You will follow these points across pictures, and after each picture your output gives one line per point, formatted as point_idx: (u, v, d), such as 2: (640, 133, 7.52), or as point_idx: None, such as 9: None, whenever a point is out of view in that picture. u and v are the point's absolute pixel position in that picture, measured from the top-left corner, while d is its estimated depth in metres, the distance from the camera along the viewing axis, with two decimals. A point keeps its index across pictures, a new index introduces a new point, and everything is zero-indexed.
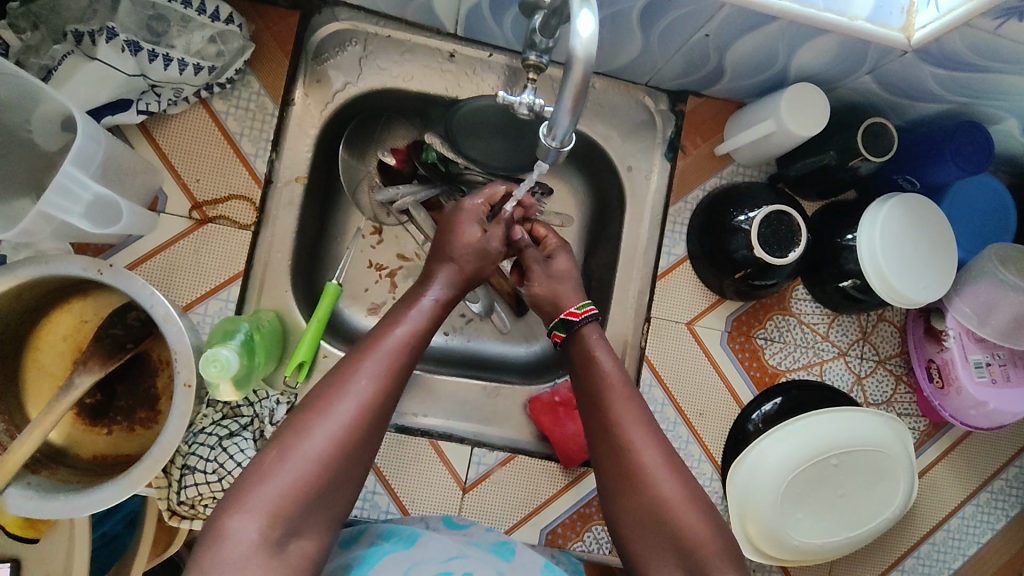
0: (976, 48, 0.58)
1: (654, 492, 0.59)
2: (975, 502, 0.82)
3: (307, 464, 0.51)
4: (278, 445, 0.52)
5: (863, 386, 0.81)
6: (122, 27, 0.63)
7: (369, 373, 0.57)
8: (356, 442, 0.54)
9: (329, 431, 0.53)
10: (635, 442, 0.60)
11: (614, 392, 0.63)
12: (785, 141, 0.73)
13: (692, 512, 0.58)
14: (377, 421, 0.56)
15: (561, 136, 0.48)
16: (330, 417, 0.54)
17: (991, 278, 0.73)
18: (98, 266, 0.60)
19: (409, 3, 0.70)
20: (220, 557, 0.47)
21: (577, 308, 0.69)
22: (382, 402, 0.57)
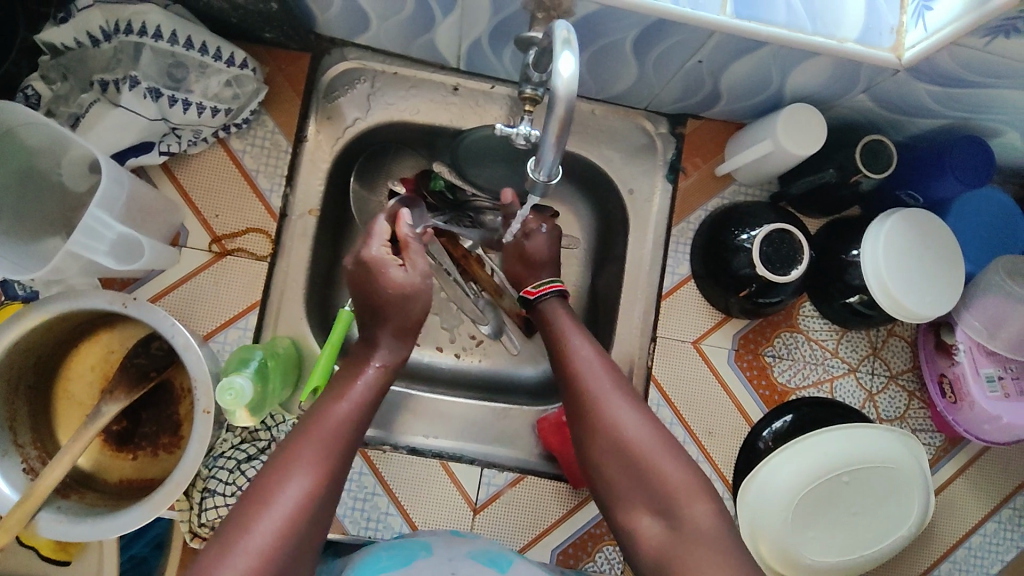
0: (965, 64, 0.59)
1: (625, 442, 0.60)
2: (996, 519, 0.80)
3: (250, 564, 0.49)
4: (215, 546, 0.50)
5: (875, 402, 0.80)
6: (143, 75, 0.66)
7: (312, 457, 0.55)
8: (303, 529, 0.52)
9: (270, 521, 0.51)
10: (607, 408, 0.62)
11: (590, 383, 0.64)
12: (784, 160, 0.74)
13: (663, 452, 0.60)
14: (322, 505, 0.54)
15: (549, 168, 0.50)
16: (272, 509, 0.52)
17: (998, 291, 0.72)
18: (122, 300, 0.63)
19: (414, 41, 0.74)
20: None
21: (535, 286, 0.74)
22: (325, 487, 0.55)
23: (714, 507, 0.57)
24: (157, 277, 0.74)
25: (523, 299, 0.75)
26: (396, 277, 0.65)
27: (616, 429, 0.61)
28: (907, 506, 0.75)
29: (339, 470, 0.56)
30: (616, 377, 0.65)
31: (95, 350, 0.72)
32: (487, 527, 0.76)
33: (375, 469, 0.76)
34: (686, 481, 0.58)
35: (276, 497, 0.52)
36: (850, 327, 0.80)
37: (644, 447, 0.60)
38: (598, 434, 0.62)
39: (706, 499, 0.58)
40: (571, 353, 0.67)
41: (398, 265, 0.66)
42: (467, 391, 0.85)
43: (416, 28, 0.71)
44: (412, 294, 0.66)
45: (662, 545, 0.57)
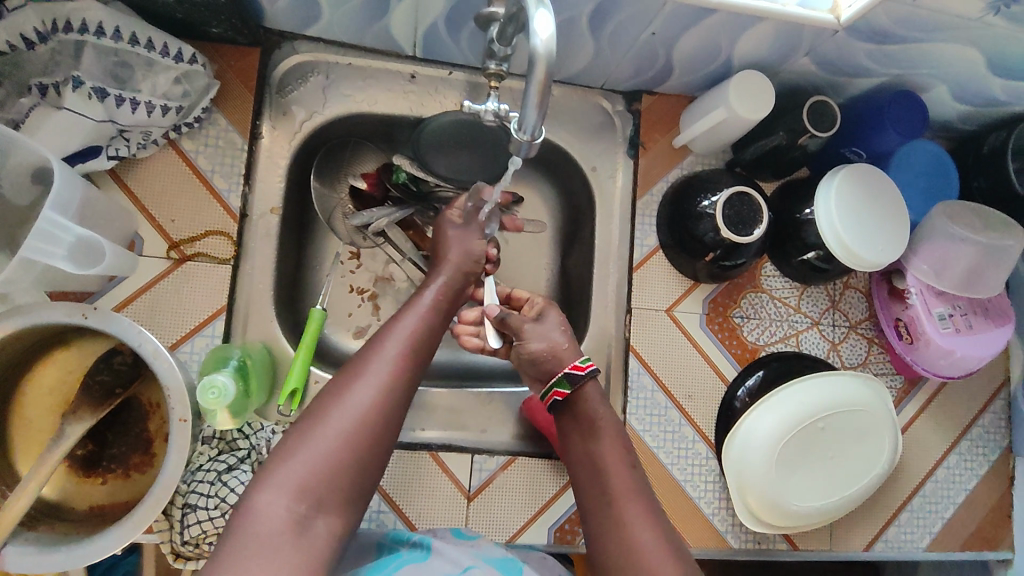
0: (899, 21, 0.63)
1: (634, 548, 0.56)
2: (958, 451, 0.86)
3: (334, 445, 0.52)
4: (299, 428, 0.54)
5: (839, 352, 0.84)
6: (86, 75, 0.63)
7: (391, 354, 0.59)
8: (382, 419, 0.55)
9: (347, 415, 0.54)
10: (628, 519, 0.58)
11: (615, 481, 0.60)
12: (737, 126, 0.77)
13: (667, 562, 0.55)
14: (399, 400, 0.57)
15: (531, 129, 0.50)
16: (355, 396, 0.55)
17: (942, 234, 0.77)
18: (82, 310, 0.59)
19: (369, 28, 0.73)
20: (249, 534, 0.48)
21: (580, 363, 0.67)
22: (406, 378, 0.58)
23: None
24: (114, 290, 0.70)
25: (565, 377, 0.66)
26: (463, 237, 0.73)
27: (626, 536, 0.57)
28: (877, 444, 0.79)
29: (417, 374, 0.60)
30: (640, 480, 0.61)
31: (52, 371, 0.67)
32: (482, 514, 0.76)
33: None
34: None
35: (356, 386, 0.56)
36: (810, 283, 0.83)
37: (647, 552, 0.56)
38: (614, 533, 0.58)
39: None
40: (602, 436, 0.64)
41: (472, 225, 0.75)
42: (446, 377, 0.85)
43: (371, 15, 0.70)
44: (457, 248, 0.72)
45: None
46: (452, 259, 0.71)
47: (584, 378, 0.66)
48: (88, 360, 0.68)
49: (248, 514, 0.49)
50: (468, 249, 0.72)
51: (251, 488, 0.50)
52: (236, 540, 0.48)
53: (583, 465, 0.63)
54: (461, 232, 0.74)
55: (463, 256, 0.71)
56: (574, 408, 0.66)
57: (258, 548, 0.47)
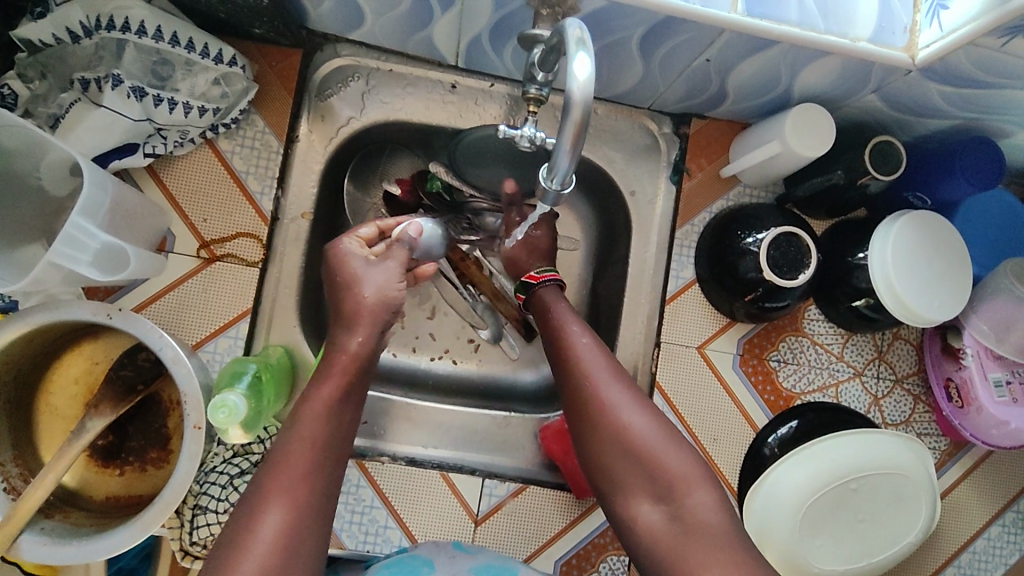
0: (979, 65, 0.58)
1: (604, 409, 0.60)
2: (1001, 522, 0.80)
3: (269, 546, 0.49)
4: (227, 545, 0.49)
5: (880, 407, 0.79)
6: (127, 73, 0.63)
7: (287, 495, 0.51)
8: (301, 525, 0.51)
9: (276, 512, 0.50)
10: (599, 384, 0.61)
11: (582, 364, 0.62)
12: (791, 162, 0.72)
13: (662, 441, 0.58)
14: (308, 522, 0.51)
15: (562, 177, 0.47)
16: (251, 559, 0.48)
17: (1008, 295, 0.71)
18: (107, 311, 0.60)
19: (410, 37, 0.71)
20: None
21: (538, 272, 0.73)
22: (306, 516, 0.51)
23: (716, 497, 0.56)
24: (144, 286, 0.70)
25: (522, 285, 0.74)
26: (374, 280, 0.61)
27: (618, 419, 0.59)
28: (908, 509, 0.74)
29: (323, 502, 0.53)
30: (615, 366, 0.62)
31: (80, 359, 0.69)
32: (488, 539, 0.74)
33: (373, 481, 0.74)
34: (685, 467, 0.57)
35: (279, 473, 0.52)
36: (855, 330, 0.78)
37: (646, 436, 0.58)
38: (597, 424, 0.60)
39: (709, 489, 0.56)
40: (570, 355, 0.64)
41: (366, 257, 0.63)
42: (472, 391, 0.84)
43: (413, 24, 0.68)
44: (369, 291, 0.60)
45: (664, 540, 0.55)
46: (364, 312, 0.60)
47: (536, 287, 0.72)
48: (113, 351, 0.69)
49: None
50: (383, 292, 0.61)
51: None
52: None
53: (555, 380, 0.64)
54: (377, 265, 0.63)
55: (377, 301, 0.60)
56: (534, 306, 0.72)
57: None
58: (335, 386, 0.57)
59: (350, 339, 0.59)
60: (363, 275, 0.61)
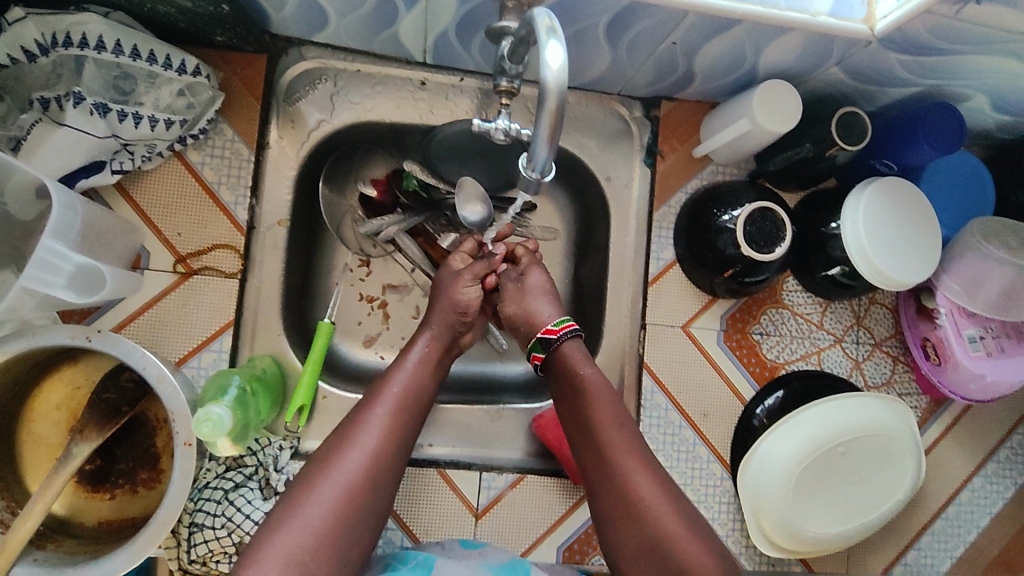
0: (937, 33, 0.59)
1: (637, 499, 0.59)
2: (984, 473, 0.83)
3: (377, 439, 0.58)
4: (338, 437, 0.58)
5: (862, 370, 0.81)
6: (88, 90, 0.61)
7: (378, 425, 0.59)
8: (402, 432, 0.60)
9: (384, 416, 0.60)
10: (631, 473, 0.60)
11: (612, 437, 0.62)
12: (761, 138, 0.73)
13: (695, 546, 0.57)
14: (405, 432, 0.60)
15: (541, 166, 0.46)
16: (360, 443, 0.57)
17: (975, 253, 0.73)
18: (86, 333, 0.58)
19: (377, 36, 0.70)
20: (303, 514, 0.53)
21: (555, 325, 0.69)
22: (405, 426, 0.61)
23: None
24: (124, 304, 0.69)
25: (539, 340, 0.68)
26: (461, 290, 0.71)
27: (652, 519, 0.58)
28: (898, 462, 0.76)
29: (405, 440, 0.60)
30: (645, 454, 0.61)
31: (60, 382, 0.67)
32: (490, 531, 0.75)
33: None
34: None
35: (383, 393, 0.62)
36: (835, 298, 0.80)
37: (679, 543, 0.57)
38: (631, 516, 0.58)
39: None
40: (596, 417, 0.63)
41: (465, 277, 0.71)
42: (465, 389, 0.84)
43: (378, 23, 0.68)
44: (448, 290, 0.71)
45: None
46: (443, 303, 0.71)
47: (557, 341, 0.67)
48: (96, 373, 0.68)
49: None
50: (456, 297, 0.70)
51: (299, 484, 0.55)
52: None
53: (575, 430, 0.64)
54: (458, 275, 0.72)
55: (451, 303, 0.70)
56: (555, 367, 0.67)
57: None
58: (427, 339, 0.68)
59: (434, 317, 0.70)
60: (448, 283, 0.72)
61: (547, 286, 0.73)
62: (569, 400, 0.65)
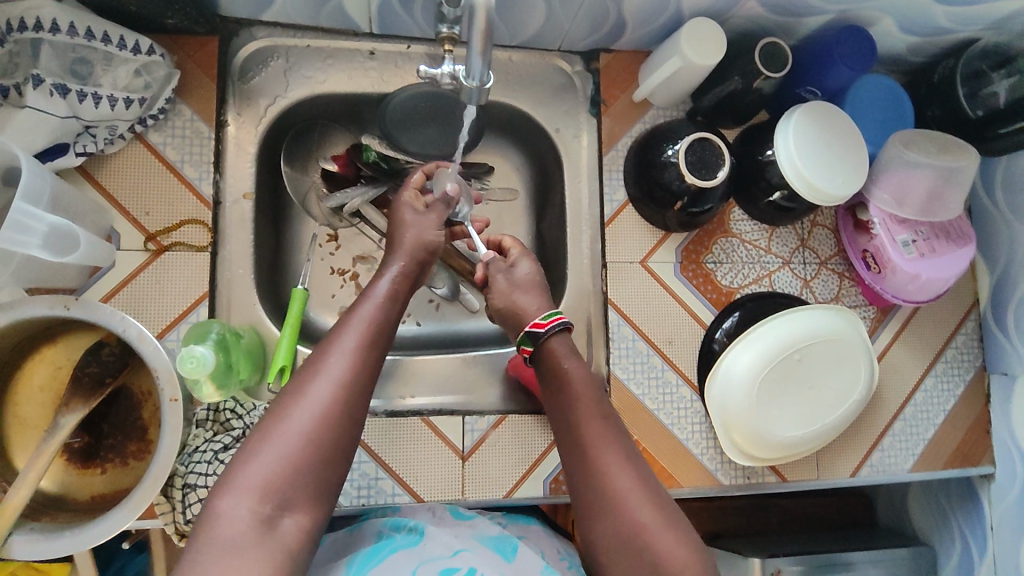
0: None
1: (612, 491, 0.60)
2: (934, 374, 0.88)
3: (346, 363, 0.58)
4: (308, 365, 0.58)
5: (811, 288, 0.87)
6: (45, 71, 0.63)
7: (348, 352, 0.59)
8: (371, 357, 0.60)
9: (352, 342, 0.59)
10: (609, 467, 0.61)
11: (592, 430, 0.63)
12: (693, 74, 0.78)
13: (672, 541, 0.57)
14: (374, 358, 0.60)
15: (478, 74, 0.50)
16: (329, 370, 0.57)
17: (898, 161, 0.80)
18: (64, 302, 0.61)
19: (322, 8, 0.74)
20: (276, 443, 0.53)
21: (543, 318, 0.70)
22: (373, 351, 0.60)
23: None
24: (97, 285, 0.71)
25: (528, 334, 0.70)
26: (409, 218, 0.73)
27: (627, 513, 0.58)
28: (852, 364, 0.81)
29: (373, 368, 0.60)
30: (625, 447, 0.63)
31: (38, 366, 0.68)
32: (477, 473, 0.78)
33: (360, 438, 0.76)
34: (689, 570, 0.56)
35: (348, 323, 0.61)
36: (780, 223, 0.85)
37: (652, 534, 0.57)
38: (609, 506, 0.59)
39: None
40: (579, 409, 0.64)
41: (413, 208, 0.74)
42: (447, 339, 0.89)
43: None
44: (413, 232, 0.72)
45: None
46: (407, 245, 0.70)
47: (545, 334, 0.69)
48: (75, 353, 0.69)
49: (215, 510, 0.50)
50: (420, 236, 0.71)
51: (272, 413, 0.55)
52: (202, 542, 0.49)
53: (557, 417, 0.66)
54: (420, 216, 0.73)
55: (419, 242, 0.71)
56: (541, 360, 0.69)
57: (225, 551, 0.49)
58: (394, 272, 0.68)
59: (396, 257, 0.69)
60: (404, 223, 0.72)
61: (532, 279, 0.74)
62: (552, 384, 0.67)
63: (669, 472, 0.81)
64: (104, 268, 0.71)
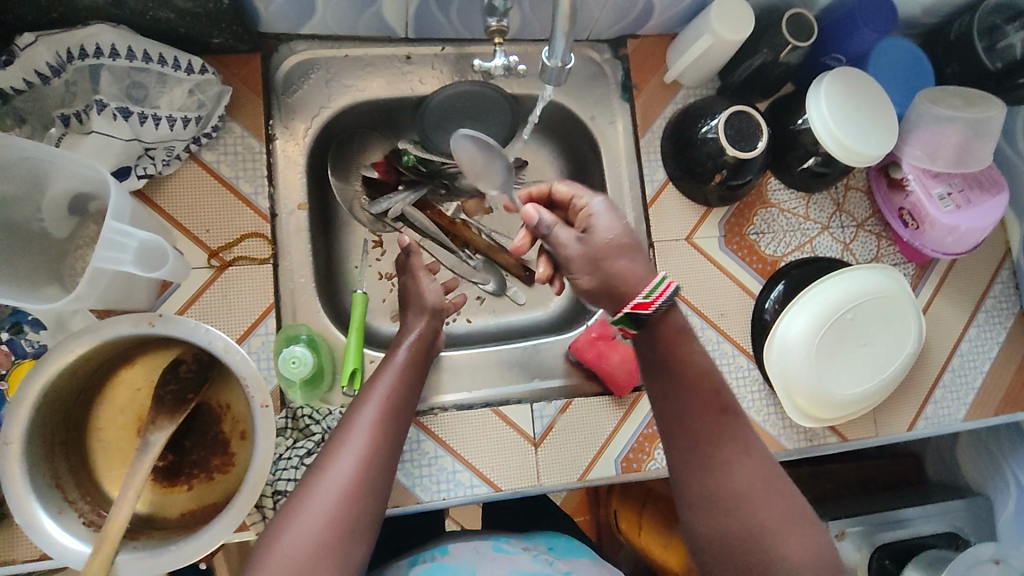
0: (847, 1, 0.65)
1: (734, 490, 0.55)
2: (977, 324, 0.91)
3: (366, 440, 0.59)
4: (331, 445, 0.59)
5: (851, 251, 0.89)
6: (107, 96, 0.65)
7: (368, 427, 0.60)
8: (391, 433, 0.61)
9: (370, 418, 0.61)
10: (728, 465, 0.56)
11: (705, 425, 0.57)
12: (722, 50, 0.81)
13: (791, 539, 0.53)
14: (394, 432, 0.62)
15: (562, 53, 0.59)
16: (350, 448, 0.58)
17: (928, 118, 0.82)
18: (148, 319, 0.61)
19: (362, 15, 0.76)
20: (301, 526, 0.53)
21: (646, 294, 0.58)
22: (392, 426, 0.62)
23: None
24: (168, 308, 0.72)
25: None
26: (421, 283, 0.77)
27: (750, 513, 0.54)
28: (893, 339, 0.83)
29: (395, 442, 0.61)
30: (738, 448, 0.56)
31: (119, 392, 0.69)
32: (550, 458, 0.79)
33: (434, 435, 0.77)
34: (813, 568, 0.52)
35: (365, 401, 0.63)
36: (816, 189, 0.88)
37: (777, 534, 0.53)
38: (726, 504, 0.55)
39: None
40: (700, 406, 0.58)
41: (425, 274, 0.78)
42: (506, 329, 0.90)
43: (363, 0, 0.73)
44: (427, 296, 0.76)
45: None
46: (420, 314, 0.75)
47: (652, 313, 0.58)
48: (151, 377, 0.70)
49: None
50: (426, 298, 0.75)
51: (293, 498, 0.56)
52: None
53: (668, 412, 0.59)
54: (423, 280, 0.77)
55: (430, 307, 0.75)
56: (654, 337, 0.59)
57: None
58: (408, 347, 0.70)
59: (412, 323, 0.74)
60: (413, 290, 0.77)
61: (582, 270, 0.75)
62: (669, 367, 0.59)
63: None
64: (173, 288, 0.72)
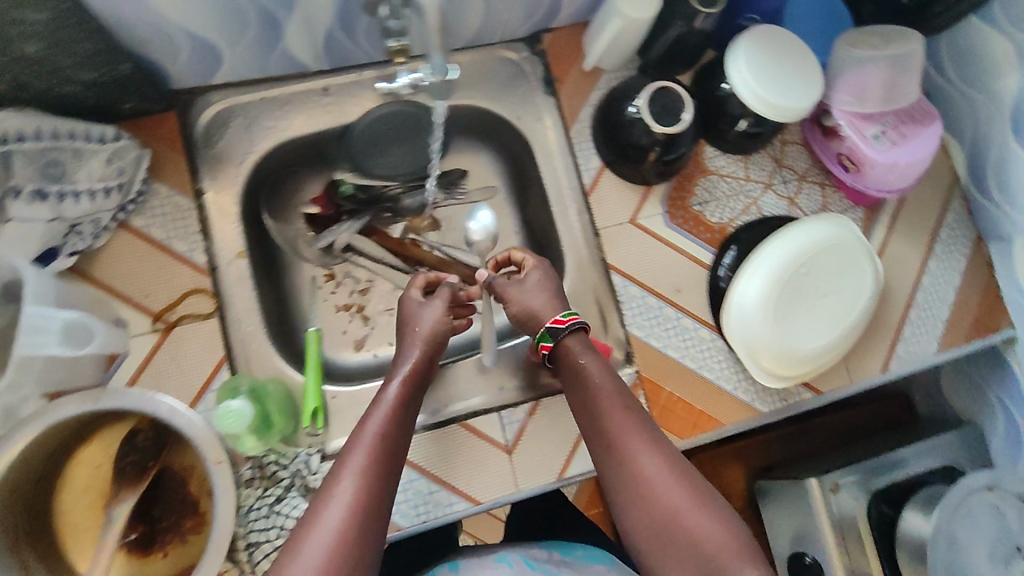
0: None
1: (637, 483, 0.61)
2: (935, 256, 0.90)
3: (358, 472, 0.56)
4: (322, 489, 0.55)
5: (797, 204, 0.89)
6: (22, 180, 0.64)
7: (357, 465, 0.56)
8: (384, 464, 0.58)
9: (359, 452, 0.57)
10: (636, 456, 0.62)
11: (613, 421, 0.64)
12: (635, 29, 0.81)
13: (700, 517, 0.58)
14: (386, 463, 0.58)
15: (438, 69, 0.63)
16: (341, 484, 0.55)
17: (850, 61, 0.82)
18: (93, 395, 0.61)
19: (269, 57, 0.77)
20: (295, 573, 0.49)
21: (562, 316, 0.72)
22: (383, 461, 0.58)
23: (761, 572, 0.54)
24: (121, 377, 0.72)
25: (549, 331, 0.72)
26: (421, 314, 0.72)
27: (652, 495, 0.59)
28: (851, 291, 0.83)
29: (390, 477, 0.58)
30: (636, 418, 0.64)
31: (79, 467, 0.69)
32: (525, 462, 0.78)
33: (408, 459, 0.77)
34: (725, 543, 0.56)
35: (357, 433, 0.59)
36: (752, 151, 0.88)
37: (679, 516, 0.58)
38: (638, 496, 0.60)
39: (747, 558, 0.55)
40: (598, 405, 0.66)
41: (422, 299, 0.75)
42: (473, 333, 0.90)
43: (264, 41, 0.74)
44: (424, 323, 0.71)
45: None
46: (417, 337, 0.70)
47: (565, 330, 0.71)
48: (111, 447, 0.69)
49: None
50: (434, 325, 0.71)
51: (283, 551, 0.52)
52: None
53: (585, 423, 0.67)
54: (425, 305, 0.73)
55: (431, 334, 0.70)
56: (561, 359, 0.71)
57: None
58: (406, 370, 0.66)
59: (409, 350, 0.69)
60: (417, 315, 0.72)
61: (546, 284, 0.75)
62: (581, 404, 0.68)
63: (712, 414, 0.81)
64: (124, 353, 0.72)
